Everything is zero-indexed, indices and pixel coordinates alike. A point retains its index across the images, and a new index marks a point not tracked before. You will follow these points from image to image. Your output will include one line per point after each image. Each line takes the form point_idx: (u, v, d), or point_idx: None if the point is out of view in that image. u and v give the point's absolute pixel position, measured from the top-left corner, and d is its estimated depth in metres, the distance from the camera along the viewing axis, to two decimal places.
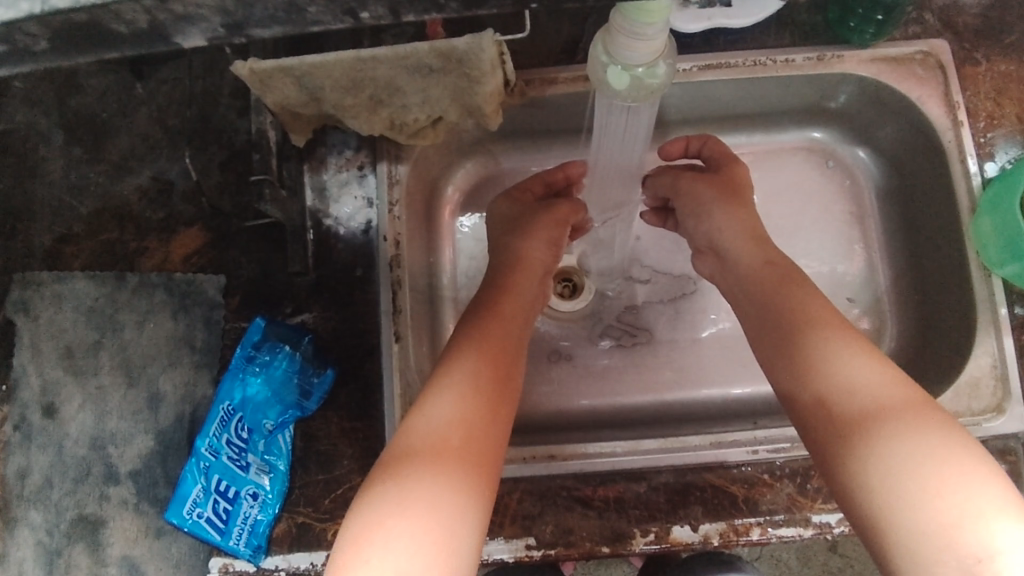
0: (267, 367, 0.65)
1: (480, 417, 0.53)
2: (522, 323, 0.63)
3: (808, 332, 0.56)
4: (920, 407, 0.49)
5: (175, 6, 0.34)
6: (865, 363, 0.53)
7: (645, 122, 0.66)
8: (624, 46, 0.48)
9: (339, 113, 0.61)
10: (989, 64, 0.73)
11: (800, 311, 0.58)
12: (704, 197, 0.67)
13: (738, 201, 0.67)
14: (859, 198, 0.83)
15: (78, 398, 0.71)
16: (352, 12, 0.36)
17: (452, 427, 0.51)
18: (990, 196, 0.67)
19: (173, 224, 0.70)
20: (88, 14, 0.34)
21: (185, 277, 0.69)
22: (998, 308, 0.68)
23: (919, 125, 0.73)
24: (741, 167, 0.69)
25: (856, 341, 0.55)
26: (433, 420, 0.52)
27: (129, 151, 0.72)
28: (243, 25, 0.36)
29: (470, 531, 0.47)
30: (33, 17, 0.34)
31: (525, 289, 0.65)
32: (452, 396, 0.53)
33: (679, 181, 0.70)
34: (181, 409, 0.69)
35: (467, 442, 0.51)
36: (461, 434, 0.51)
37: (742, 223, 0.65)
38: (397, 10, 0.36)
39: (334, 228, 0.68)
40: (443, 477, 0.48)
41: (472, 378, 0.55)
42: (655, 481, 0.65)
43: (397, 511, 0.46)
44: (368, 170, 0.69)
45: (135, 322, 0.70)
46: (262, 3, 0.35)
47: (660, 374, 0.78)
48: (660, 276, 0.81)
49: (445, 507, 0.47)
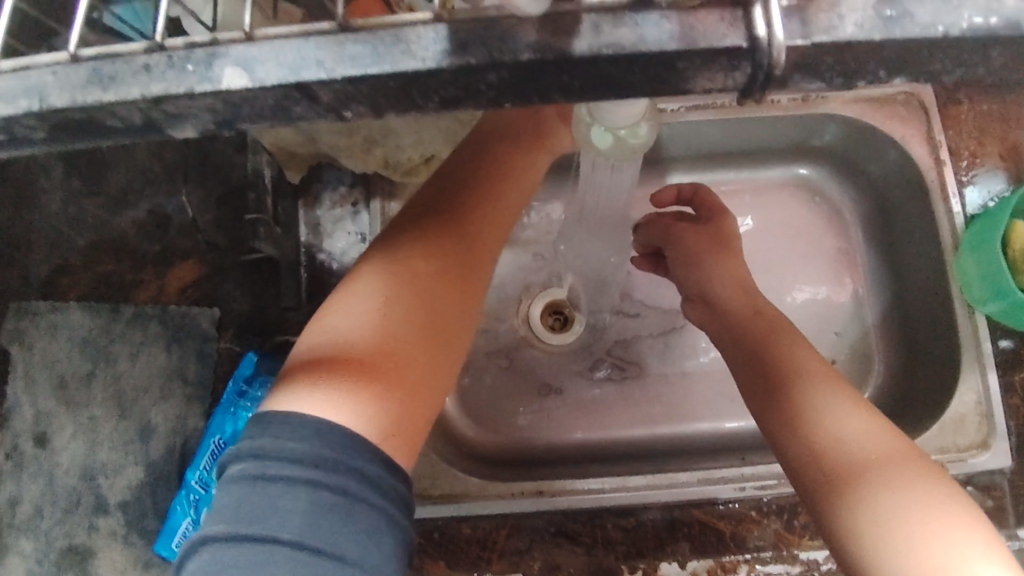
0: (259, 402, 0.66)
1: (397, 298, 0.48)
2: (503, 214, 0.57)
3: (799, 385, 0.56)
4: (910, 463, 0.50)
5: (169, 107, 0.28)
6: (857, 416, 0.53)
7: (627, 181, 0.68)
8: (608, 112, 0.50)
9: (333, 153, 0.62)
10: (971, 104, 0.75)
11: (792, 364, 0.58)
12: (694, 249, 0.70)
13: (724, 250, 0.70)
14: (847, 234, 0.84)
15: (70, 428, 0.66)
16: (336, 112, 0.28)
17: (379, 319, 0.47)
18: (973, 234, 0.69)
19: (170, 256, 0.71)
20: (86, 113, 0.28)
21: (180, 309, 0.71)
22: (982, 344, 0.69)
23: (905, 164, 0.74)
24: (729, 220, 0.72)
25: (849, 395, 0.55)
26: (349, 313, 0.47)
27: (126, 184, 0.69)
28: (235, 122, 0.29)
29: (371, 405, 0.43)
30: (34, 114, 0.29)
31: (517, 185, 0.59)
32: (374, 282, 0.49)
33: (672, 230, 0.72)
34: (173, 441, 0.69)
35: (381, 327, 0.46)
36: (373, 319, 0.46)
37: (733, 276, 0.67)
38: (380, 107, 0.28)
39: (328, 262, 0.71)
40: (341, 366, 0.44)
41: (417, 259, 0.50)
42: (642, 517, 0.66)
43: (320, 391, 0.42)
44: (361, 207, 0.72)
45: (129, 353, 0.69)
46: (250, 104, 0.28)
47: (650, 409, 0.79)
48: (651, 311, 0.81)
49: (339, 393, 0.42)
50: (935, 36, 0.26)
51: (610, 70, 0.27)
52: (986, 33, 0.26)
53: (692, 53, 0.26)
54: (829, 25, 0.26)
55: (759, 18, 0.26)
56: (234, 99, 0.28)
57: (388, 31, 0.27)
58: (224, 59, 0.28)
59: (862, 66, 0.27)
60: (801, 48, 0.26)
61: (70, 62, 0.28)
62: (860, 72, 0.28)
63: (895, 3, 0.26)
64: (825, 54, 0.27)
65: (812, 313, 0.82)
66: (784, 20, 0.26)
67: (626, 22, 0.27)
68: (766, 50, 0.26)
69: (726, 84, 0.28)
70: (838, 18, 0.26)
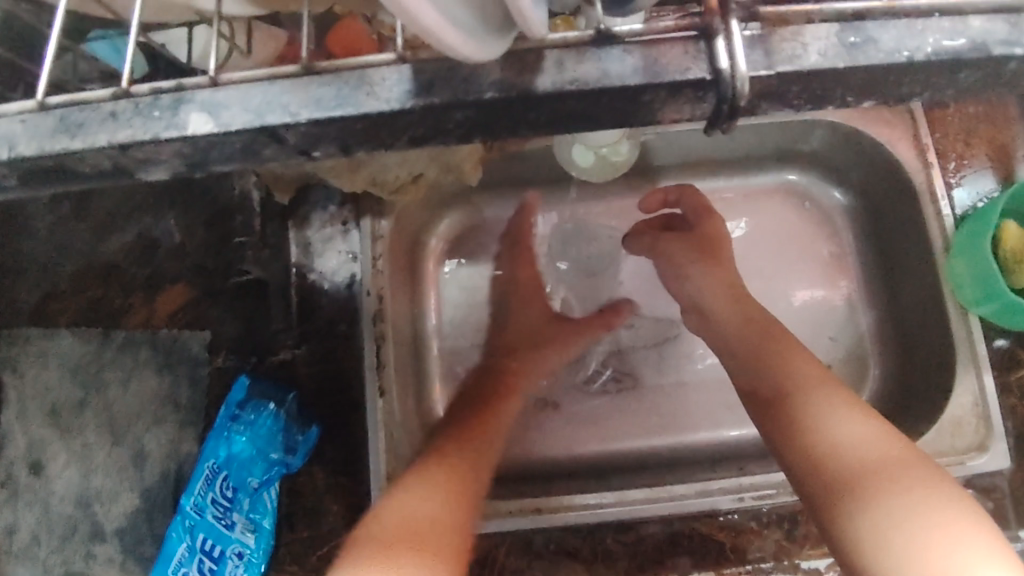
0: (252, 426, 0.67)
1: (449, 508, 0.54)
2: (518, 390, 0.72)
3: (798, 393, 0.56)
4: (913, 468, 0.49)
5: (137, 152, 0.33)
6: (856, 421, 0.53)
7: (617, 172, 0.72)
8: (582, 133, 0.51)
9: (319, 172, 0.62)
10: (958, 106, 0.75)
11: (790, 373, 0.58)
12: (681, 258, 0.70)
13: (713, 259, 0.70)
14: (839, 238, 0.83)
15: (63, 456, 0.66)
16: (306, 152, 0.34)
17: (434, 513, 0.53)
18: (963, 236, 0.68)
19: (159, 280, 0.70)
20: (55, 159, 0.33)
21: (171, 334, 0.70)
22: (977, 346, 0.69)
23: (892, 168, 0.74)
24: (716, 222, 0.72)
25: (848, 400, 0.55)
26: (407, 510, 0.53)
27: (112, 210, 0.68)
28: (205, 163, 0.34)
29: None
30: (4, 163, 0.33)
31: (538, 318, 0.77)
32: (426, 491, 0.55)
33: (659, 242, 0.72)
34: (167, 467, 0.69)
35: (436, 520, 0.53)
36: (432, 512, 0.53)
37: (721, 285, 0.67)
38: (350, 149, 0.34)
39: (319, 282, 0.71)
40: (409, 548, 0.50)
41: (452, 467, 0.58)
42: (642, 531, 0.66)
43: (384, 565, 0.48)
44: (351, 226, 0.71)
45: (120, 380, 0.68)
46: (220, 147, 0.33)
47: (647, 419, 0.78)
48: (645, 321, 0.81)
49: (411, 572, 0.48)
50: (899, 60, 0.31)
51: (574, 104, 0.32)
52: (951, 52, 0.31)
53: (653, 89, 0.31)
54: (793, 54, 0.31)
55: (722, 51, 0.31)
56: (201, 145, 0.33)
57: (353, 74, 0.32)
58: (189, 104, 0.32)
59: (828, 92, 0.32)
60: (765, 76, 0.31)
61: (37, 109, 0.33)
62: (829, 96, 0.33)
63: (858, 31, 0.31)
64: (793, 80, 0.32)
65: (809, 317, 0.82)
66: (748, 51, 0.31)
67: (589, 57, 0.32)
68: (730, 82, 0.31)
69: (693, 113, 0.33)
70: (802, 47, 0.31)
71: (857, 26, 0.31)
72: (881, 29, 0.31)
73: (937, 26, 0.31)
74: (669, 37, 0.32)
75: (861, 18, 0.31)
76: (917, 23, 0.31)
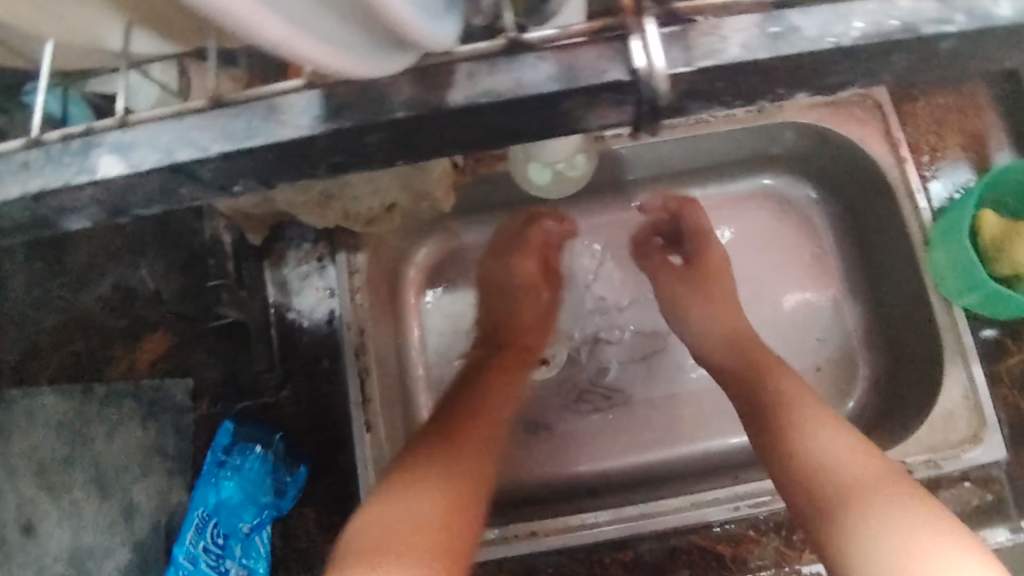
0: (240, 470, 0.66)
1: (449, 507, 0.51)
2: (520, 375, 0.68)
3: (786, 415, 0.56)
4: (900, 483, 0.49)
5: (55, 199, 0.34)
6: (844, 440, 0.53)
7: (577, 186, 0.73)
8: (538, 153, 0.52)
9: (292, 211, 0.62)
10: (927, 98, 0.75)
11: (779, 399, 0.58)
12: (681, 297, 0.70)
13: (708, 292, 0.70)
14: (819, 237, 0.83)
15: (55, 513, 0.62)
16: (224, 186, 0.35)
17: (431, 514, 0.50)
18: (940, 229, 0.68)
19: (138, 328, 0.71)
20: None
21: (153, 383, 0.70)
22: (963, 337, 0.68)
23: (865, 164, 0.74)
24: (717, 250, 0.72)
25: (837, 422, 0.55)
26: (395, 512, 0.49)
27: (89, 260, 0.71)
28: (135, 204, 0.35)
29: None
30: None
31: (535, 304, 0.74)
32: (422, 491, 0.51)
33: (661, 277, 0.73)
34: (157, 518, 0.68)
35: (444, 521, 0.50)
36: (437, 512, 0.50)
37: (726, 328, 0.67)
38: (267, 179, 0.35)
39: (298, 320, 0.71)
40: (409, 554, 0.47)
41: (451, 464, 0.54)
42: (640, 549, 0.65)
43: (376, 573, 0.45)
44: (327, 261, 0.71)
45: (105, 433, 0.66)
46: (137, 189, 0.34)
47: (641, 435, 0.78)
48: (632, 334, 0.80)
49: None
50: (825, 46, 0.32)
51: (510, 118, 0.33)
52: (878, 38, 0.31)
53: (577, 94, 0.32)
54: (712, 48, 0.32)
55: (638, 49, 0.32)
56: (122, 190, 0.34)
57: (263, 104, 0.33)
58: (99, 148, 0.33)
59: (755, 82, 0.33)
60: (686, 73, 0.32)
61: None
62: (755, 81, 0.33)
63: (779, 21, 0.32)
64: (719, 75, 0.32)
65: (797, 320, 0.81)
66: (666, 48, 0.32)
67: (501, 68, 0.32)
68: (649, 79, 0.32)
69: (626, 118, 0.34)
70: (721, 40, 0.32)
71: (778, 16, 0.32)
72: (800, 18, 0.32)
73: (863, 9, 0.32)
74: (584, 39, 0.32)
75: (781, 8, 0.32)
76: (842, 7, 0.32)
